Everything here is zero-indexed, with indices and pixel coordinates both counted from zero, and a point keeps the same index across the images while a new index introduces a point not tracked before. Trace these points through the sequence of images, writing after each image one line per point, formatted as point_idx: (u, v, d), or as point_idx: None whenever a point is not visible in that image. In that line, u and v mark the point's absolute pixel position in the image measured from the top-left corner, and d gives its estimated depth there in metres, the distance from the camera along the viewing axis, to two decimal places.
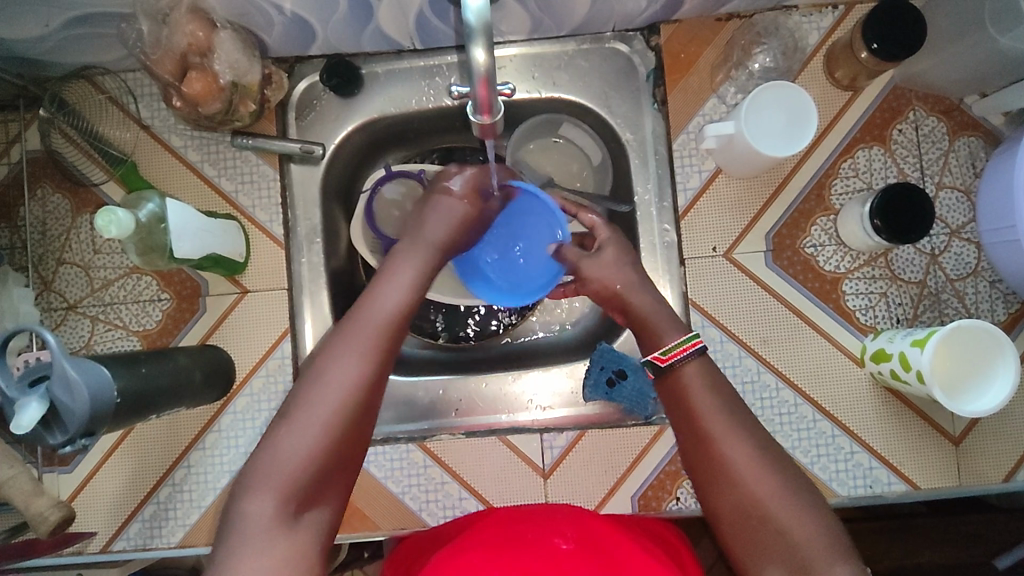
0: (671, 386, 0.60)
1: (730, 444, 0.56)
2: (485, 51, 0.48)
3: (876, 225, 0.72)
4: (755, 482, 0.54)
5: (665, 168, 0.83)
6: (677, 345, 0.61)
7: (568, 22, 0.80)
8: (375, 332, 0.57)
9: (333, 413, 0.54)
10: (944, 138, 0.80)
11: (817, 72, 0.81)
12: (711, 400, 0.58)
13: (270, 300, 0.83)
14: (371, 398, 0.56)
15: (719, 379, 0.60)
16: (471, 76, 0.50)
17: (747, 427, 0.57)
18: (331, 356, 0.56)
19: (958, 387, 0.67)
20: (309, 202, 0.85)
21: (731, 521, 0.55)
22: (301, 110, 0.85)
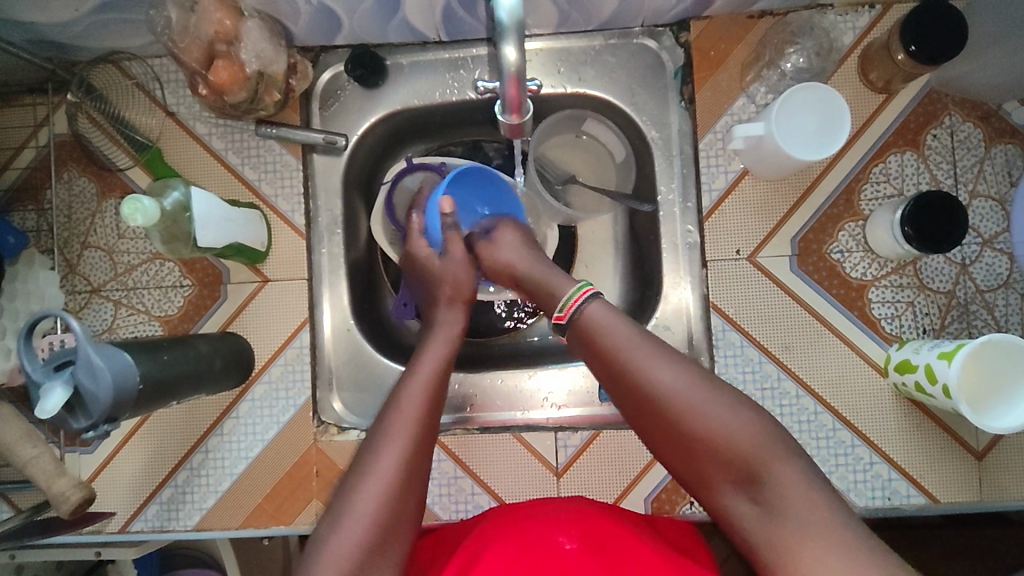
0: (580, 327, 0.60)
1: (650, 371, 0.55)
2: (516, 49, 0.47)
3: (907, 232, 0.70)
4: (679, 395, 0.54)
5: (689, 168, 0.82)
6: (566, 301, 0.62)
7: (597, 16, 0.79)
8: (416, 415, 0.58)
9: (382, 500, 0.54)
10: (979, 146, 0.78)
11: (850, 73, 0.79)
12: (619, 330, 0.58)
13: (289, 289, 0.83)
14: (416, 483, 0.56)
15: (617, 318, 0.59)
16: (501, 75, 0.49)
17: (661, 348, 0.57)
18: (374, 442, 0.56)
19: (989, 399, 0.66)
20: (330, 192, 0.85)
21: (672, 444, 0.55)
22: (324, 99, 0.85)
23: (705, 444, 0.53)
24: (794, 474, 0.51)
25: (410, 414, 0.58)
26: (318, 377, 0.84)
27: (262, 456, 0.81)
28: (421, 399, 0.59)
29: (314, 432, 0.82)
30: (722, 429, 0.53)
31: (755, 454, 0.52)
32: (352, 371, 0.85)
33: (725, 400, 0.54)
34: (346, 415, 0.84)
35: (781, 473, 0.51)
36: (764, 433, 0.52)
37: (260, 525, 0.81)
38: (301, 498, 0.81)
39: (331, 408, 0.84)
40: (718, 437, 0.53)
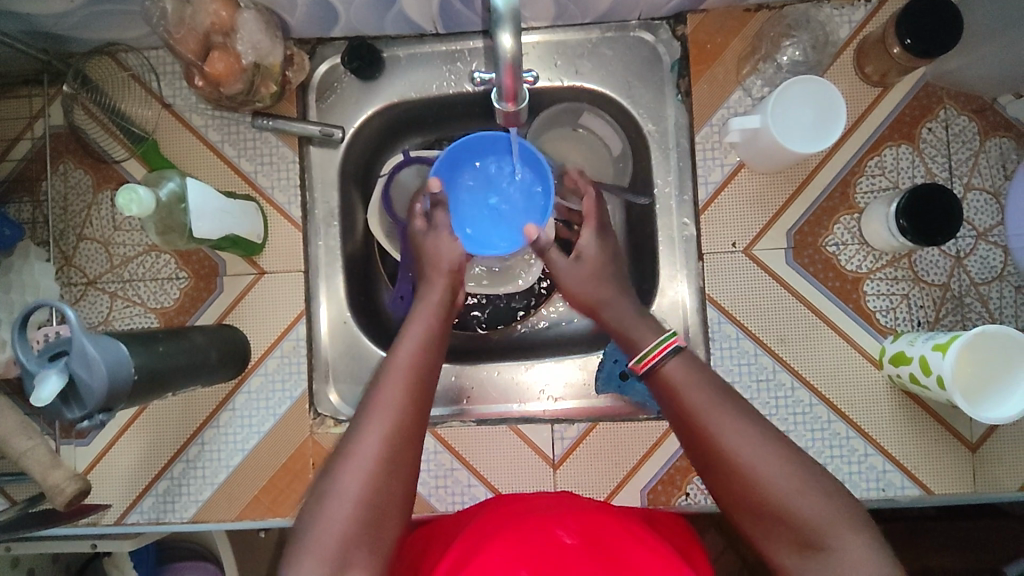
0: (661, 381, 0.60)
1: (727, 432, 0.55)
2: (512, 38, 0.46)
3: (902, 226, 0.71)
4: (756, 463, 0.53)
5: (685, 161, 0.82)
6: (645, 354, 0.62)
7: (593, 9, 0.79)
8: (397, 394, 0.58)
9: (368, 479, 0.54)
10: (974, 139, 0.78)
11: (846, 66, 0.79)
12: (699, 389, 0.58)
13: (285, 282, 0.83)
14: (407, 461, 0.56)
15: (699, 375, 0.59)
16: (498, 65, 0.48)
17: (739, 408, 0.57)
18: (362, 422, 0.57)
19: (984, 391, 0.66)
20: (327, 184, 0.85)
21: (739, 508, 0.54)
22: (321, 92, 0.85)
23: (778, 510, 0.52)
24: (862, 544, 0.50)
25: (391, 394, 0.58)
26: (315, 369, 0.84)
27: (259, 448, 0.81)
28: (401, 379, 0.60)
29: (311, 424, 0.82)
30: (796, 498, 0.52)
31: (827, 524, 0.51)
32: (348, 364, 0.85)
33: (799, 467, 0.53)
34: (343, 407, 0.84)
35: (846, 541, 0.50)
36: (838, 507, 0.52)
37: (256, 516, 0.81)
38: (297, 490, 0.81)
39: (327, 400, 0.84)
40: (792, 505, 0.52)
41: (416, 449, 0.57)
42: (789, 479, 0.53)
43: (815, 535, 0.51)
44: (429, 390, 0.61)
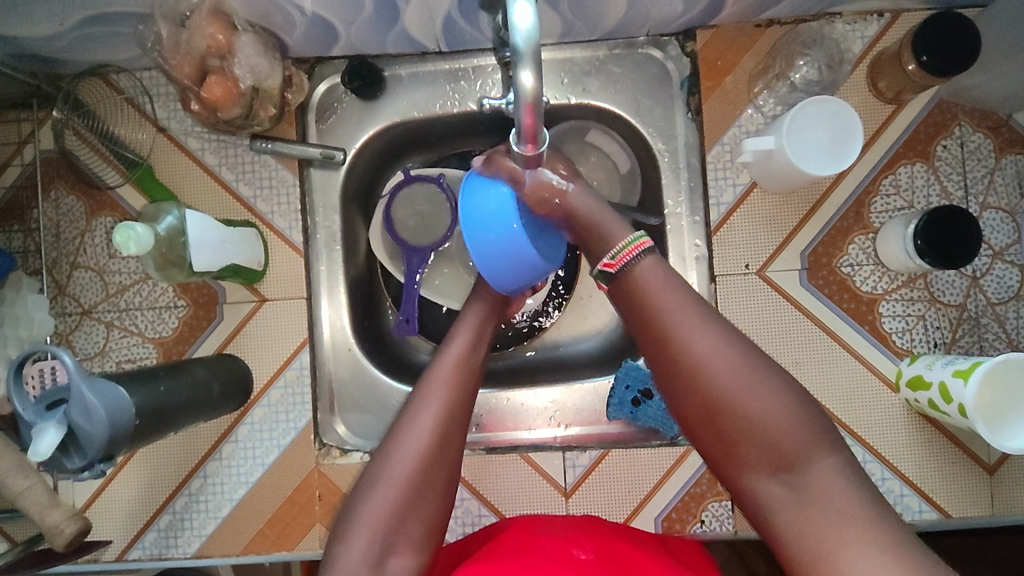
0: (628, 281, 0.58)
1: (691, 337, 0.54)
2: (533, 75, 0.44)
3: (920, 246, 0.69)
4: (722, 375, 0.53)
5: (696, 181, 0.80)
6: (619, 250, 0.59)
7: (601, 26, 0.77)
8: (454, 381, 0.57)
9: (416, 462, 0.53)
10: (990, 156, 0.77)
11: (859, 83, 0.77)
12: (667, 291, 0.56)
13: (286, 309, 0.80)
14: (454, 448, 0.55)
15: (670, 277, 0.58)
16: (516, 103, 0.46)
17: (704, 315, 0.55)
18: (410, 407, 0.56)
19: (1003, 420, 0.65)
20: (328, 208, 0.82)
21: (697, 417, 0.55)
22: (321, 112, 0.82)
23: (743, 420, 0.53)
24: (834, 467, 0.51)
25: (448, 381, 0.57)
26: (319, 399, 0.81)
27: (263, 480, 0.79)
28: (457, 367, 0.59)
29: (316, 455, 0.80)
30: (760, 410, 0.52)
31: (789, 434, 0.52)
32: (353, 392, 0.83)
33: (761, 381, 0.53)
34: (349, 436, 0.82)
35: (817, 464, 0.52)
36: (802, 421, 0.53)
37: (261, 550, 0.79)
38: (304, 523, 0.79)
39: (334, 430, 0.82)
40: (754, 415, 0.52)
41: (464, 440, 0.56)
42: (752, 388, 0.53)
43: (782, 448, 0.52)
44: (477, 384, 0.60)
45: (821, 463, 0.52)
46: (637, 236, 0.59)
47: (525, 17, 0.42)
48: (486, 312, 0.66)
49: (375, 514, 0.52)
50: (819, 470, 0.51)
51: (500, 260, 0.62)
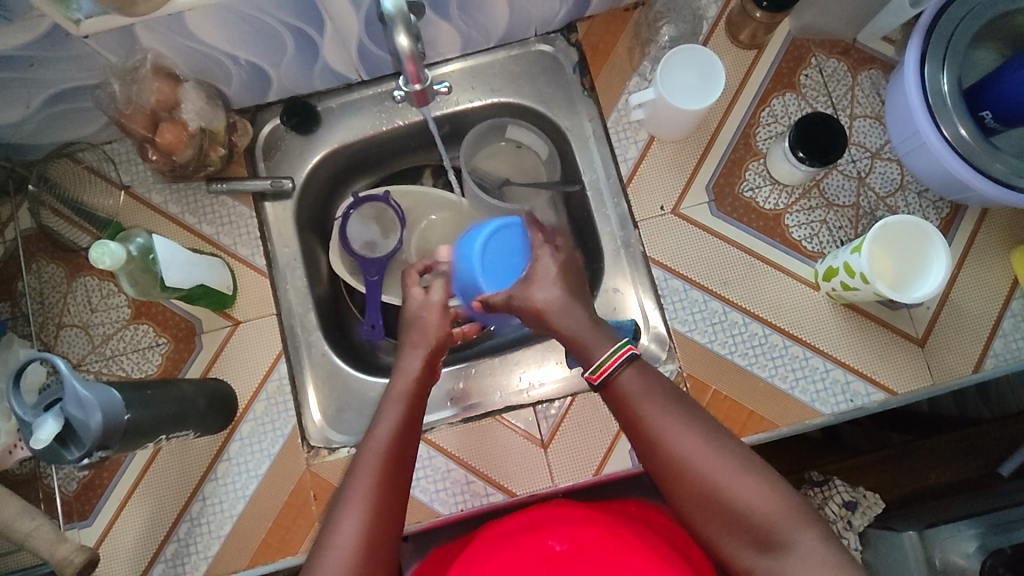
0: (614, 389, 0.64)
1: (672, 435, 0.61)
2: (406, 35, 0.57)
3: (802, 157, 0.80)
4: (707, 471, 0.59)
5: (604, 147, 0.91)
6: (602, 363, 0.65)
7: (494, 33, 0.89)
8: (379, 470, 0.61)
9: (353, 553, 0.57)
10: (847, 76, 0.89)
11: (722, 39, 0.89)
12: (649, 396, 0.63)
13: (260, 327, 0.87)
14: (387, 532, 0.59)
15: (652, 378, 0.64)
16: (399, 59, 0.58)
17: (680, 414, 0.62)
18: (344, 499, 0.60)
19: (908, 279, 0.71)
20: (285, 233, 0.91)
21: (694, 507, 0.60)
22: (267, 151, 0.92)
23: (731, 505, 0.58)
24: (819, 538, 0.55)
25: (376, 464, 0.62)
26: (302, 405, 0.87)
27: (259, 491, 0.83)
28: (386, 446, 0.63)
29: (306, 457, 0.84)
30: (746, 496, 0.58)
31: (779, 518, 0.57)
32: (334, 392, 0.89)
33: (747, 476, 0.58)
34: (327, 430, 0.87)
35: (804, 540, 0.56)
36: (786, 503, 0.57)
37: (268, 560, 0.82)
38: (304, 525, 0.82)
39: (318, 431, 0.87)
40: (739, 499, 0.58)
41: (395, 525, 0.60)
42: (735, 476, 0.58)
43: (769, 531, 0.57)
44: (406, 466, 0.64)
45: (804, 538, 0.56)
46: (622, 344, 0.65)
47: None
48: (410, 391, 0.69)
49: None
50: (804, 548, 0.55)
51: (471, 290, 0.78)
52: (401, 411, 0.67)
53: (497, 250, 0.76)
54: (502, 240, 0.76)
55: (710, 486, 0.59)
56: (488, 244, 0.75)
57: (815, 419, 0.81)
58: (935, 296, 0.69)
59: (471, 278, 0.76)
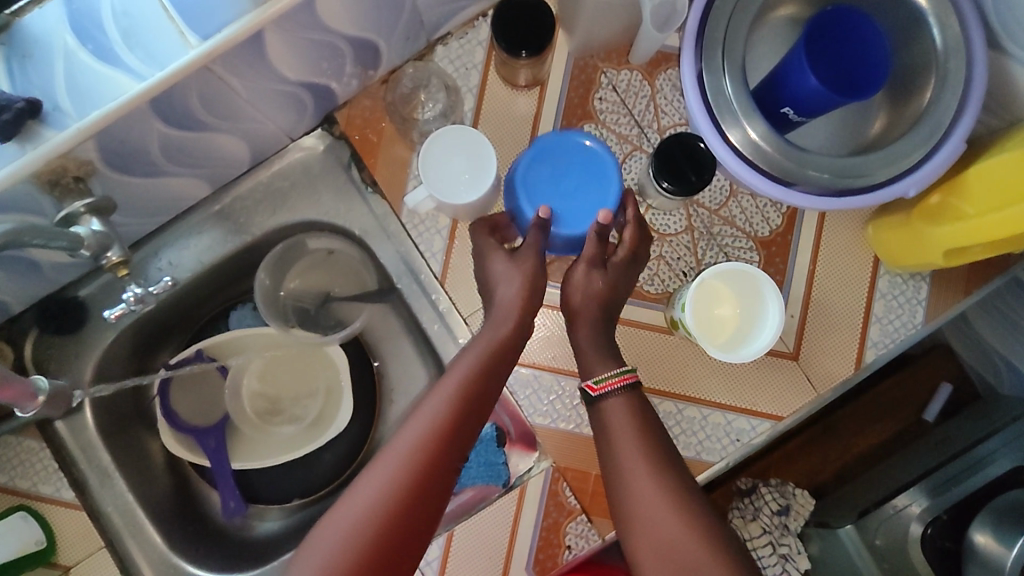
0: (598, 412, 0.67)
1: (636, 472, 0.63)
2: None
3: (668, 187, 0.69)
4: (670, 516, 0.60)
5: (407, 242, 0.80)
6: (606, 376, 0.67)
7: (244, 157, 0.77)
8: (429, 427, 0.62)
9: (379, 497, 0.59)
10: (644, 84, 0.79)
11: (497, 86, 0.79)
12: (632, 432, 0.64)
13: (94, 566, 0.77)
14: (423, 486, 0.60)
15: (640, 412, 0.66)
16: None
17: (652, 452, 0.63)
18: (388, 448, 0.62)
19: (736, 344, 0.65)
20: (90, 448, 0.79)
21: (651, 553, 0.60)
22: (41, 366, 0.80)
23: (686, 561, 0.58)
24: None
25: (423, 426, 0.63)
26: None
27: None
28: (440, 408, 0.63)
29: None
30: (695, 549, 0.58)
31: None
32: None
33: (702, 535, 0.59)
34: None
35: None
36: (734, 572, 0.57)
37: None
38: None
39: None
40: (693, 555, 0.58)
41: (437, 482, 0.61)
42: (696, 530, 0.59)
43: None
44: (460, 436, 0.63)
45: None
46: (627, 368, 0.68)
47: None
48: (487, 349, 0.67)
49: (326, 548, 0.58)
50: None
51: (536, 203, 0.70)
52: (469, 371, 0.65)
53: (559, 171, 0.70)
54: (566, 160, 0.70)
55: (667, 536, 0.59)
56: (551, 163, 0.70)
57: (704, 473, 0.74)
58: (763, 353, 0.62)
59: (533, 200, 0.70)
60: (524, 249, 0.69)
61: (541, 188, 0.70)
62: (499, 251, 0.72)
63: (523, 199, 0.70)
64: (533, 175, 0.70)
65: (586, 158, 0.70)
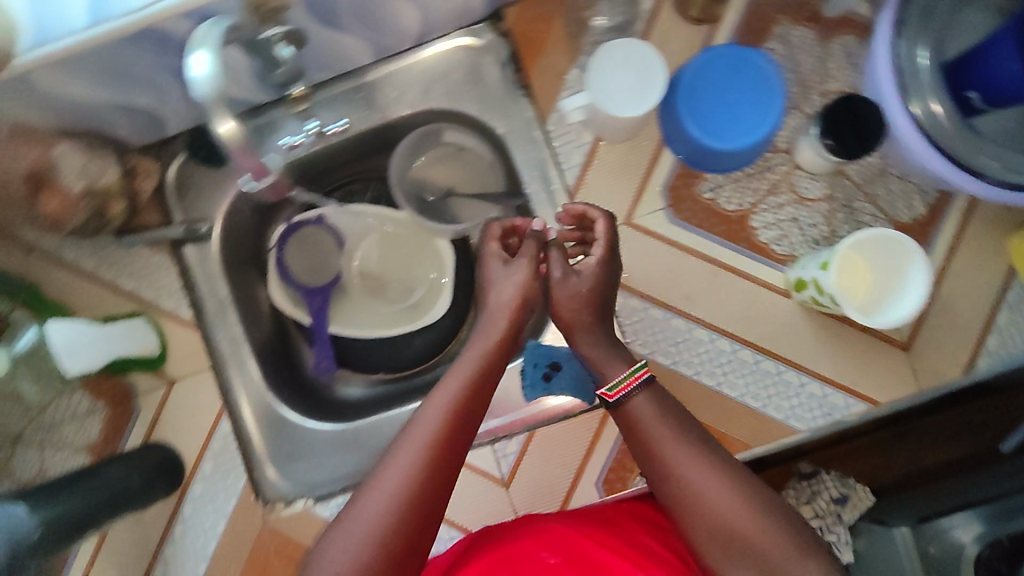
0: (624, 419, 0.58)
1: (691, 469, 0.53)
2: (230, 122, 0.51)
3: (828, 145, 0.69)
4: (738, 514, 0.50)
5: (547, 152, 0.81)
6: (620, 381, 0.59)
7: (410, 33, 0.78)
8: (429, 437, 0.53)
9: (381, 531, 0.49)
10: (817, 46, 0.77)
11: (671, 15, 0.78)
12: (661, 425, 0.56)
13: (197, 383, 0.84)
14: (432, 503, 0.51)
15: (668, 405, 0.57)
16: (227, 142, 0.53)
17: (698, 451, 0.54)
18: (381, 463, 0.53)
19: (877, 303, 0.65)
20: (211, 277, 0.83)
21: (723, 555, 0.51)
22: (179, 189, 0.82)
23: (763, 559, 0.49)
24: None
25: (426, 430, 0.53)
26: None
27: (219, 552, 0.82)
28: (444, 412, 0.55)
29: (262, 513, 0.82)
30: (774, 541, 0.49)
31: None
32: (277, 445, 0.82)
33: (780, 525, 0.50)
34: (285, 486, 0.81)
35: None
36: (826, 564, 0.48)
37: None
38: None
39: (269, 485, 0.81)
40: (774, 552, 0.49)
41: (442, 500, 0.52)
42: (765, 522, 0.50)
43: None
44: (465, 438, 0.55)
45: None
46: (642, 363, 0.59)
47: (203, 66, 0.47)
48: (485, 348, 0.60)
49: None
50: None
51: (697, 106, 0.71)
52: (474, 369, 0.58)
53: (724, 82, 0.71)
54: (737, 72, 0.71)
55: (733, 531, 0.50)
56: (719, 72, 0.71)
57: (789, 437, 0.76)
58: (903, 323, 0.62)
59: (693, 103, 0.71)
60: (517, 260, 0.64)
61: (704, 93, 0.71)
62: (499, 257, 0.66)
63: (687, 120, 0.71)
64: (700, 77, 0.71)
65: (756, 75, 0.71)
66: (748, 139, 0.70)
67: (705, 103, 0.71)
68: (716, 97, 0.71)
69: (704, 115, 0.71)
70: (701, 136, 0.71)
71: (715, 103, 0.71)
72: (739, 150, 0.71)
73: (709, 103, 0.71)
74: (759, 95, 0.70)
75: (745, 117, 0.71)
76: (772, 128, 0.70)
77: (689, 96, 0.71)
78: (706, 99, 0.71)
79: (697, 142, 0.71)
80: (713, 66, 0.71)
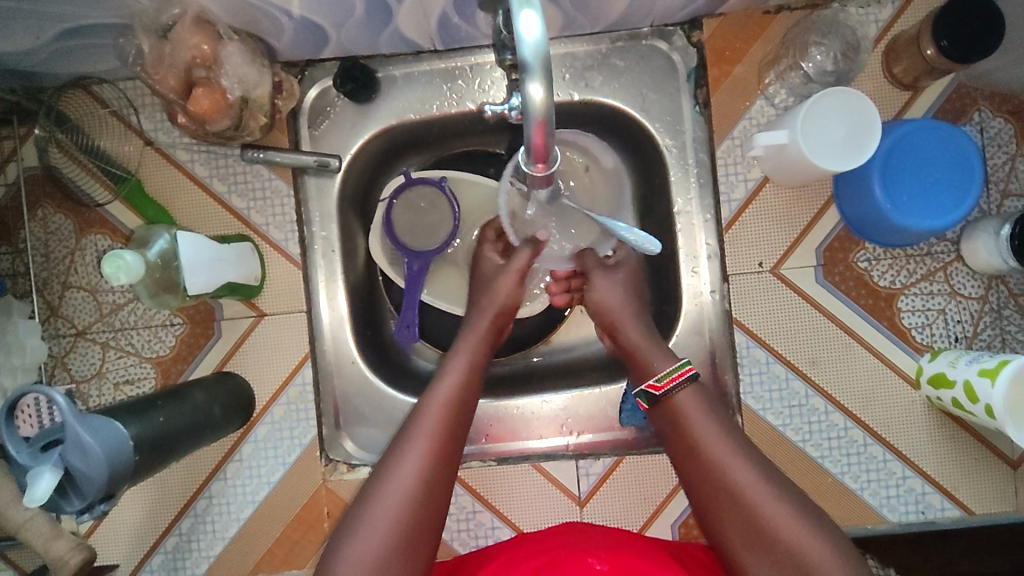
0: (670, 408, 0.63)
1: (732, 462, 0.58)
2: (543, 88, 0.43)
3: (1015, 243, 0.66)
4: (762, 497, 0.56)
5: (706, 178, 0.77)
6: (667, 374, 0.64)
7: (603, 19, 0.73)
8: (437, 422, 0.61)
9: (404, 500, 0.57)
10: (1011, 142, 0.74)
11: (874, 71, 0.74)
12: (708, 419, 0.61)
13: (288, 324, 0.78)
14: (444, 480, 0.59)
15: (711, 403, 0.63)
16: (525, 118, 0.45)
17: (739, 447, 0.59)
18: (401, 443, 0.60)
19: None
20: (325, 214, 0.79)
21: (742, 545, 0.56)
22: (314, 117, 0.79)
23: (780, 541, 0.54)
24: None
25: (435, 415, 0.62)
26: (324, 413, 0.79)
27: (270, 499, 0.77)
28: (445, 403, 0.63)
29: (323, 471, 0.78)
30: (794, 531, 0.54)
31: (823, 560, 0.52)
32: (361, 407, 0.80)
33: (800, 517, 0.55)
34: (358, 452, 0.80)
35: None
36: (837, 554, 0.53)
37: (273, 569, 0.77)
38: (315, 540, 0.77)
39: (340, 446, 0.79)
40: (789, 529, 0.54)
41: (450, 477, 0.60)
42: (781, 504, 0.55)
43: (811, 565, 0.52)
44: (463, 428, 0.63)
45: None
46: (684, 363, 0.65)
47: (533, 29, 0.41)
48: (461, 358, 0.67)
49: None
50: None
51: (889, 168, 0.68)
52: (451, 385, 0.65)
53: (926, 153, 0.67)
54: (941, 147, 0.67)
55: (761, 516, 0.55)
56: (923, 143, 0.67)
57: (877, 525, 0.75)
58: None
59: (887, 166, 0.68)
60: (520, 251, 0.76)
61: (900, 160, 0.68)
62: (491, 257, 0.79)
63: (875, 181, 0.68)
64: (903, 142, 0.67)
65: (958, 157, 0.67)
66: (933, 219, 0.67)
67: (898, 167, 0.68)
68: (911, 166, 0.68)
69: (893, 181, 0.68)
70: (886, 202, 0.68)
71: (908, 171, 0.68)
72: (918, 229, 0.68)
73: (903, 169, 0.68)
74: (955, 177, 0.67)
75: (936, 196, 0.67)
76: (960, 216, 0.67)
77: (887, 158, 0.68)
78: (900, 164, 0.68)
79: (880, 207, 0.68)
80: (919, 133, 0.67)
